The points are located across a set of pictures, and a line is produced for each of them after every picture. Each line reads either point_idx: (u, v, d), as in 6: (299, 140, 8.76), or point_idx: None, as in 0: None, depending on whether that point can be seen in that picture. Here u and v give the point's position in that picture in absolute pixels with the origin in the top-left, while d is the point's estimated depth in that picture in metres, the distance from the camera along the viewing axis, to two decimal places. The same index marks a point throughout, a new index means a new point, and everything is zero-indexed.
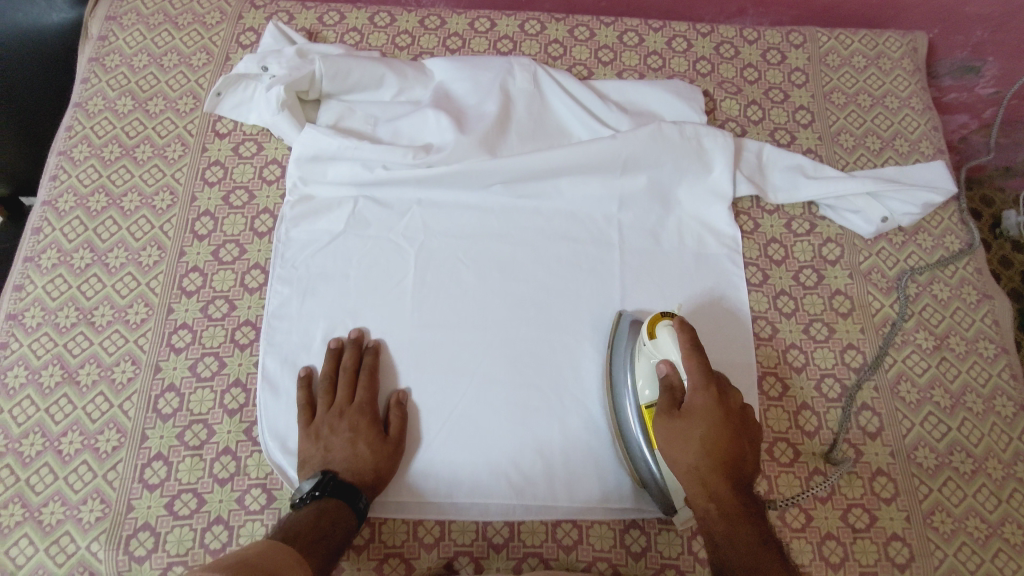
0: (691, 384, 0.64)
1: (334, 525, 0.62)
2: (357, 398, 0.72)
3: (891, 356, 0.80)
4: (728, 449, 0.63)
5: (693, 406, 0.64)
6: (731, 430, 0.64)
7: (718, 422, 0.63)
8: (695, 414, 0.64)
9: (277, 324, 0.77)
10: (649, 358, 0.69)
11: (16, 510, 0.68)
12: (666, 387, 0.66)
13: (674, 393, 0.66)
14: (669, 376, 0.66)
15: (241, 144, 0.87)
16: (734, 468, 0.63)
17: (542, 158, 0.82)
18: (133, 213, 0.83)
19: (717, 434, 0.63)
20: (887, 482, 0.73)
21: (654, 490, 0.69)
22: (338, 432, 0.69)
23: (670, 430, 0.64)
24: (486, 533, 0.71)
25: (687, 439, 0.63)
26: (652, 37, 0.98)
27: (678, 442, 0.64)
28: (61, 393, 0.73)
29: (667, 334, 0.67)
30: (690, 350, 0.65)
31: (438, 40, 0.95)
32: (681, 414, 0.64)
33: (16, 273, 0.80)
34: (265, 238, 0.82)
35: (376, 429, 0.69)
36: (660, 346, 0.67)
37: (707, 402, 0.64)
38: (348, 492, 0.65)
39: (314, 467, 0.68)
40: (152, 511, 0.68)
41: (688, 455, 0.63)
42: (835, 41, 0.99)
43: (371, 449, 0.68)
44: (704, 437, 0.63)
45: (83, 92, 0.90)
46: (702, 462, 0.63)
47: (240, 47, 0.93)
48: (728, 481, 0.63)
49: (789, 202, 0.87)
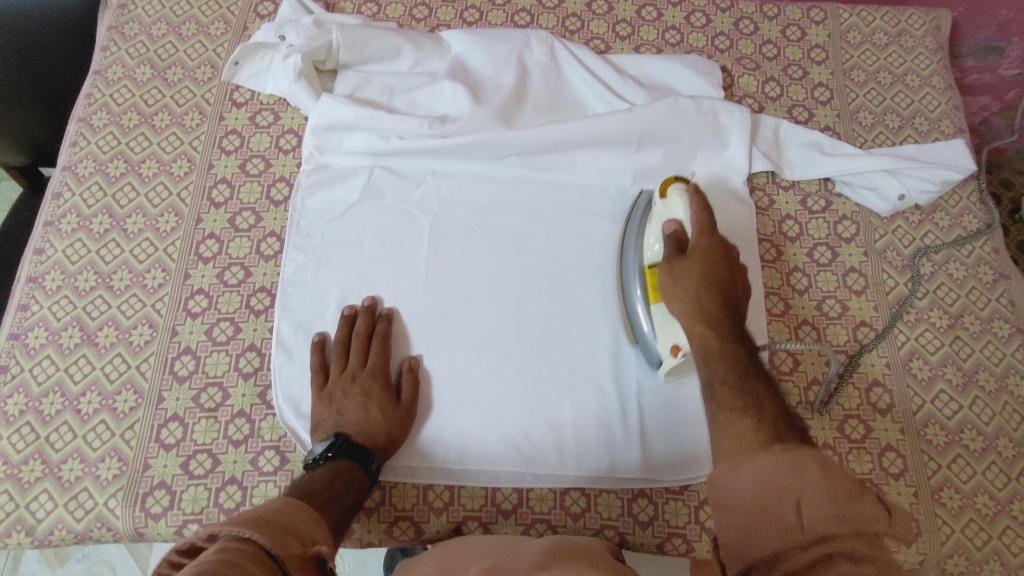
0: (694, 231, 0.66)
1: (348, 485, 0.63)
2: (369, 363, 0.72)
3: (905, 334, 0.79)
4: (726, 288, 0.63)
5: (695, 248, 0.65)
6: (728, 268, 0.64)
7: (717, 261, 0.64)
8: (698, 253, 0.65)
9: (292, 291, 0.77)
10: (659, 216, 0.73)
11: (36, 466, 0.70)
12: (670, 236, 0.68)
13: (679, 240, 0.67)
14: (674, 230, 0.68)
15: (258, 113, 0.87)
16: (730, 301, 0.63)
17: (557, 130, 0.82)
18: (151, 179, 0.83)
19: (716, 270, 0.64)
20: (896, 458, 0.73)
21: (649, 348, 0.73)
22: (350, 396, 0.70)
23: (675, 270, 0.65)
24: (495, 499, 0.72)
25: (683, 272, 0.64)
26: (671, 11, 0.97)
27: (680, 280, 0.64)
28: (80, 354, 0.74)
29: (677, 195, 0.70)
30: (697, 208, 0.67)
31: (455, 12, 0.95)
32: (684, 256, 0.65)
33: (36, 237, 0.81)
34: (280, 207, 0.83)
35: (387, 394, 0.70)
36: (670, 206, 0.71)
37: (708, 243, 0.65)
38: (361, 453, 0.66)
39: (327, 430, 0.69)
40: (168, 470, 0.70)
41: (690, 281, 0.63)
42: (857, 18, 0.98)
43: (382, 413, 0.69)
44: (703, 274, 0.63)
45: (103, 60, 0.90)
46: (702, 296, 0.62)
47: (258, 17, 0.93)
48: (725, 308, 0.62)
49: (805, 179, 0.87)
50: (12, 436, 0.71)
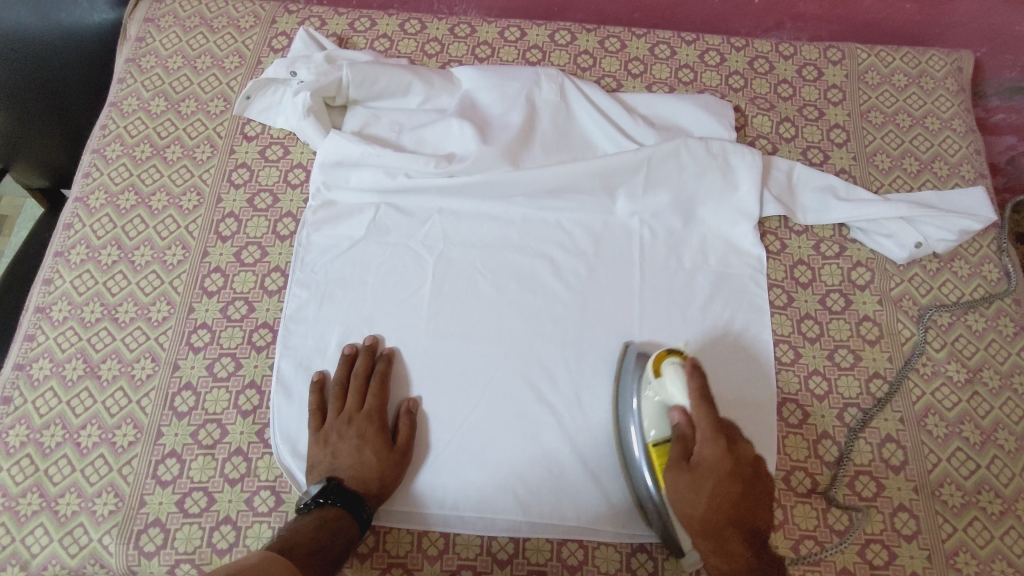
0: (700, 435, 0.64)
1: (333, 535, 0.62)
2: (366, 405, 0.72)
3: (919, 387, 0.77)
4: (738, 493, 0.63)
5: (702, 459, 0.64)
6: (741, 481, 0.63)
7: (726, 476, 0.63)
8: (705, 464, 0.64)
9: (293, 328, 0.77)
10: (658, 402, 0.68)
11: (34, 499, 0.70)
12: (676, 435, 0.65)
13: (686, 442, 0.65)
14: (682, 423, 0.65)
15: (268, 147, 0.88)
16: (748, 524, 0.63)
17: (564, 171, 0.81)
18: (160, 212, 0.84)
19: (727, 489, 0.63)
20: (909, 518, 0.70)
21: (661, 530, 0.68)
22: (346, 439, 0.69)
23: (679, 485, 0.64)
24: (490, 548, 0.70)
25: (696, 491, 0.63)
26: (684, 49, 0.96)
27: (688, 492, 0.63)
28: (83, 386, 0.75)
29: (674, 372, 0.67)
30: (698, 395, 0.65)
31: (467, 49, 0.95)
32: (690, 467, 0.64)
33: (46, 267, 0.82)
34: (286, 242, 0.83)
35: (383, 438, 0.69)
36: (666, 389, 0.67)
37: (717, 452, 0.63)
38: (352, 500, 0.65)
39: (321, 472, 0.68)
40: (163, 508, 0.69)
41: (697, 506, 0.63)
42: (876, 58, 0.96)
43: (377, 457, 0.68)
44: (713, 486, 0.63)
45: (119, 92, 0.92)
46: (712, 513, 0.63)
47: (272, 51, 0.94)
48: (740, 529, 0.62)
49: (819, 224, 0.85)
50: (12, 467, 0.71)
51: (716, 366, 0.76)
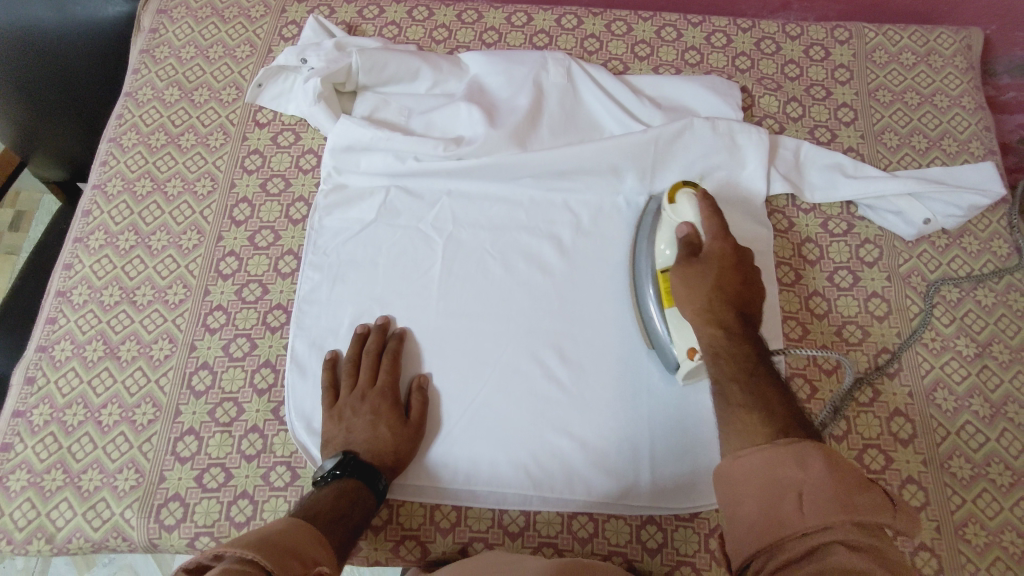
0: (709, 233, 0.69)
1: (352, 505, 0.64)
2: (379, 381, 0.73)
3: (928, 362, 0.77)
4: (738, 291, 0.66)
5: (709, 252, 0.68)
6: (740, 276, 0.67)
7: (730, 266, 0.67)
8: (713, 259, 0.67)
9: (307, 309, 0.79)
10: (670, 223, 0.74)
11: (58, 475, 0.72)
12: (682, 239, 0.70)
13: (692, 247, 0.69)
14: (686, 234, 0.70)
15: (280, 133, 0.90)
16: (740, 307, 0.66)
17: (571, 152, 0.82)
18: (176, 197, 0.86)
19: (730, 277, 0.66)
20: (918, 490, 0.71)
21: (664, 353, 0.74)
22: (360, 414, 0.71)
23: (686, 272, 0.68)
24: (502, 521, 0.71)
25: (697, 279, 0.67)
26: (691, 32, 0.96)
27: (691, 278, 0.67)
28: (103, 367, 0.77)
29: (687, 200, 0.72)
30: (708, 212, 0.70)
31: (475, 34, 0.96)
32: (693, 262, 0.68)
33: (66, 252, 0.84)
34: (298, 225, 0.84)
35: (396, 413, 0.71)
36: (679, 211, 0.72)
37: (723, 248, 0.68)
38: (368, 473, 0.66)
39: (336, 447, 0.70)
40: (182, 483, 0.71)
41: (703, 284, 0.66)
42: (883, 37, 0.96)
43: (390, 431, 0.70)
44: (714, 284, 0.66)
45: (134, 82, 0.94)
46: (713, 302, 0.65)
47: (283, 40, 0.96)
48: (737, 314, 0.65)
49: (827, 202, 0.85)
50: (36, 445, 0.73)
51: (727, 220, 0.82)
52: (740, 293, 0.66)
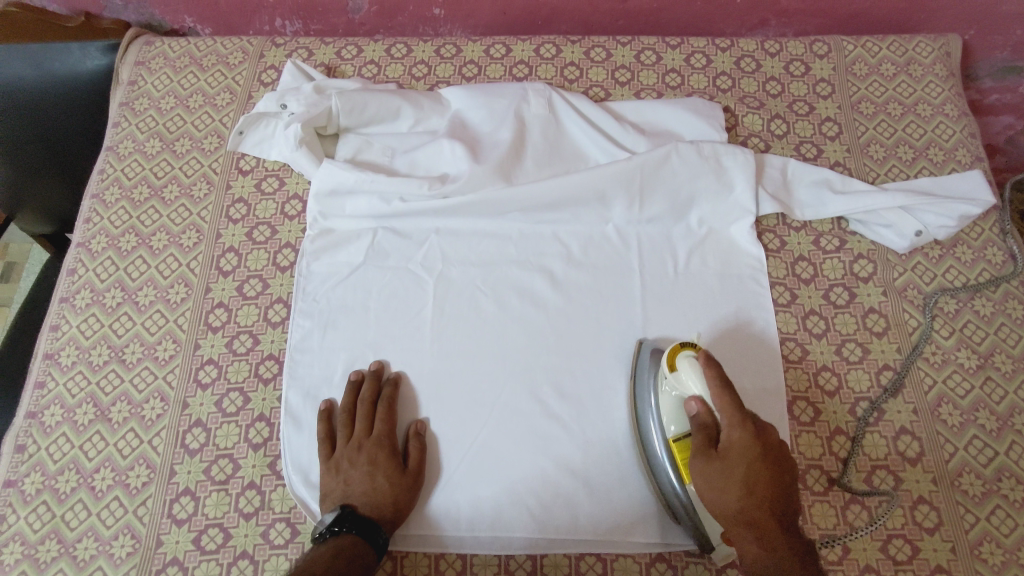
0: (727, 421, 0.62)
1: (349, 563, 0.62)
2: (375, 430, 0.72)
3: (931, 377, 0.76)
4: (772, 485, 0.61)
5: (731, 444, 0.62)
6: (770, 467, 0.61)
7: (756, 459, 0.61)
8: (734, 452, 0.62)
9: (299, 358, 0.78)
10: (674, 396, 0.67)
11: (52, 546, 0.70)
12: (698, 425, 0.64)
13: (708, 431, 0.63)
14: (699, 414, 0.64)
15: (264, 180, 0.89)
16: (778, 501, 0.61)
17: (557, 184, 0.81)
18: (161, 252, 0.85)
19: (757, 475, 0.61)
20: (930, 511, 0.69)
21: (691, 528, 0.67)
22: (357, 465, 0.70)
23: (705, 471, 0.62)
24: (508, 566, 0.69)
25: (726, 479, 0.61)
26: (670, 54, 0.96)
27: (717, 485, 0.62)
28: (94, 430, 0.75)
29: (689, 365, 0.66)
30: (717, 386, 0.63)
31: (455, 69, 0.96)
32: (717, 455, 0.62)
33: (52, 313, 0.83)
34: (287, 273, 0.83)
35: (394, 463, 0.70)
36: (683, 380, 0.66)
37: (744, 437, 0.61)
38: (367, 527, 0.65)
39: (335, 500, 0.68)
40: (180, 546, 0.69)
41: (730, 493, 0.61)
42: (862, 49, 0.96)
43: (389, 482, 0.68)
44: (744, 479, 0.61)
45: (115, 136, 0.93)
46: (746, 505, 0.60)
47: (262, 85, 0.95)
48: (774, 511, 0.60)
49: (817, 218, 0.85)
50: (28, 515, 0.72)
51: (737, 357, 0.77)
52: (775, 482, 0.61)
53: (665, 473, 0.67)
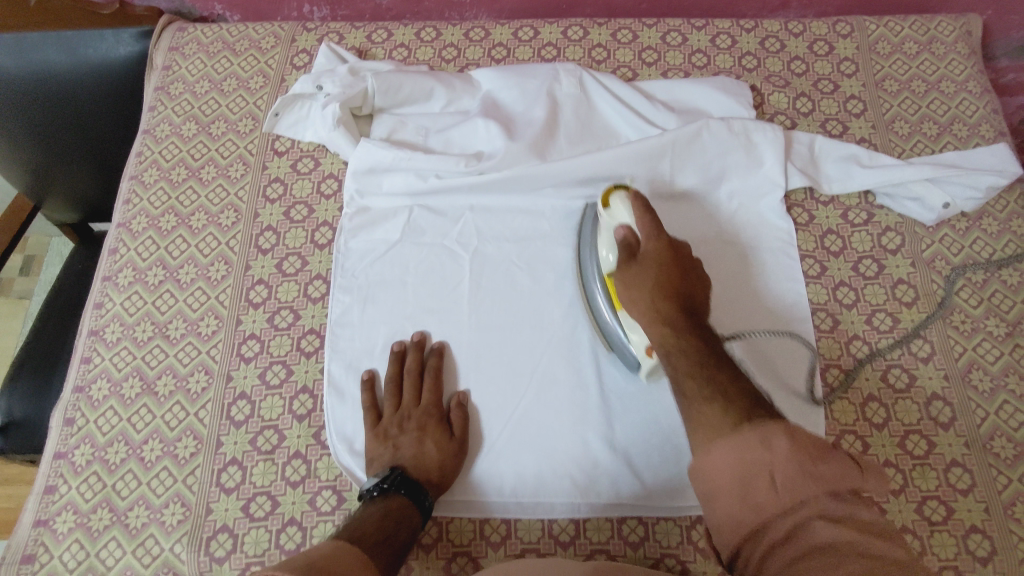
0: (645, 234, 0.69)
1: (397, 524, 0.63)
2: (423, 399, 0.74)
3: (960, 345, 0.77)
4: (680, 285, 0.66)
5: (647, 253, 0.68)
6: (680, 271, 0.67)
7: (669, 264, 0.67)
8: (649, 259, 0.68)
9: (340, 332, 0.79)
10: (609, 227, 0.74)
11: (104, 515, 0.71)
12: (622, 244, 0.70)
13: (630, 249, 0.69)
14: (622, 237, 0.70)
15: (299, 160, 0.90)
16: (686, 304, 0.65)
17: (591, 160, 0.82)
18: (201, 230, 0.87)
19: (668, 276, 0.66)
20: (963, 473, 0.71)
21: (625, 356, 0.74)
22: (406, 431, 0.72)
23: (626, 277, 0.68)
24: (552, 530, 0.71)
25: (638, 282, 0.67)
26: (695, 35, 0.98)
27: (635, 281, 0.67)
28: (141, 403, 0.77)
29: (621, 201, 0.73)
30: (640, 211, 0.70)
31: (484, 51, 0.97)
32: (635, 262, 0.68)
33: (96, 291, 0.85)
34: (325, 250, 0.85)
35: (441, 429, 0.71)
36: (615, 214, 0.73)
37: (659, 248, 0.68)
38: (414, 489, 0.66)
39: (382, 464, 0.70)
40: (229, 514, 0.71)
41: (645, 284, 0.66)
42: (885, 28, 0.98)
43: (437, 448, 0.70)
44: (654, 283, 0.66)
45: (151, 119, 0.95)
46: (655, 301, 0.65)
47: (295, 69, 0.97)
48: (683, 313, 0.64)
49: (845, 192, 0.86)
50: (80, 485, 0.73)
51: (676, 211, 0.84)
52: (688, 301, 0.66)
53: (604, 316, 0.75)
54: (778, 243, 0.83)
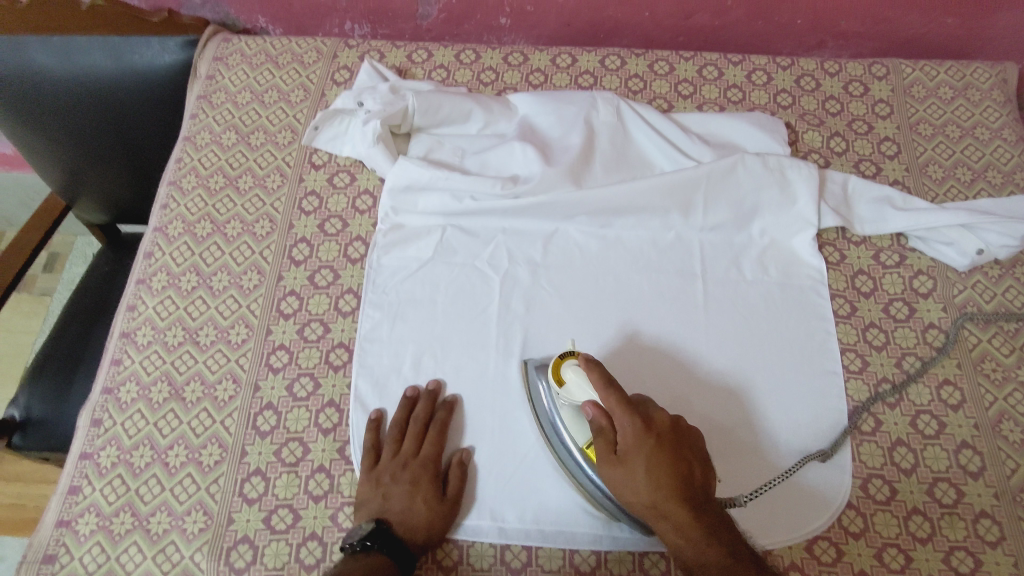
0: (617, 417, 0.64)
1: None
2: (422, 452, 0.72)
3: (991, 393, 0.77)
4: (674, 470, 0.62)
5: (625, 445, 0.64)
6: (666, 442, 0.64)
7: (652, 448, 0.63)
8: (631, 451, 0.63)
9: (368, 347, 0.80)
10: (570, 406, 0.69)
11: (127, 518, 0.72)
12: (596, 429, 0.66)
13: (606, 434, 0.65)
14: (595, 418, 0.66)
15: (335, 175, 0.92)
16: (685, 488, 0.62)
17: (629, 191, 0.83)
18: (235, 239, 0.88)
19: (659, 460, 0.62)
20: (992, 525, 0.70)
21: (626, 519, 0.68)
22: (399, 482, 0.70)
23: (613, 477, 0.64)
24: (573, 560, 0.70)
25: (631, 484, 0.63)
26: (732, 70, 0.99)
27: (626, 484, 0.63)
28: (168, 408, 0.77)
29: (575, 375, 0.67)
30: (600, 383, 0.65)
31: (522, 76, 0.99)
32: (620, 461, 0.64)
33: (129, 294, 0.86)
34: (357, 264, 0.85)
35: (435, 487, 0.70)
36: (570, 390, 0.67)
37: (636, 426, 0.63)
38: (396, 547, 0.65)
39: (369, 512, 0.69)
40: (251, 525, 0.71)
41: (639, 481, 0.62)
42: (921, 72, 0.98)
43: (427, 506, 0.68)
44: (647, 469, 0.62)
45: (192, 127, 0.97)
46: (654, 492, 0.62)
47: (335, 84, 0.99)
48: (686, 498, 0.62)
49: (877, 234, 0.86)
50: (104, 487, 0.73)
51: (646, 368, 0.77)
52: (677, 472, 0.62)
53: (589, 481, 0.69)
54: (806, 280, 0.83)
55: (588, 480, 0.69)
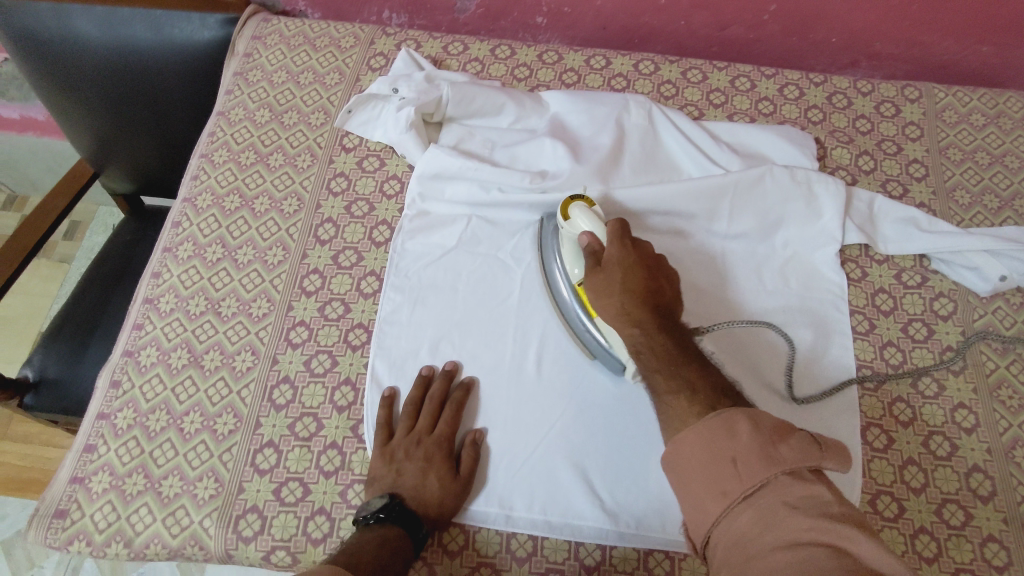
0: (608, 241, 0.73)
1: (394, 555, 0.62)
2: (437, 429, 0.73)
3: (1005, 419, 0.77)
4: (644, 286, 0.70)
5: (610, 257, 0.72)
6: (646, 272, 0.71)
7: (633, 266, 0.71)
8: (612, 264, 0.71)
9: (387, 330, 0.80)
10: (571, 238, 0.77)
11: (139, 480, 0.72)
12: (590, 252, 0.73)
13: (596, 254, 0.73)
14: (590, 245, 0.73)
15: (365, 158, 0.93)
16: (654, 303, 0.69)
17: (660, 192, 0.83)
18: (263, 214, 0.89)
19: (633, 280, 0.70)
20: (1000, 549, 0.70)
21: (603, 357, 0.76)
22: (412, 458, 0.71)
23: (596, 285, 0.72)
24: (578, 554, 0.70)
25: (608, 286, 0.71)
26: (764, 83, 0.99)
27: (602, 292, 0.71)
28: (186, 375, 0.78)
29: (579, 212, 0.75)
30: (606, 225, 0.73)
31: (555, 74, 0.99)
32: (600, 269, 0.72)
33: (155, 261, 0.87)
34: (381, 248, 0.86)
35: (448, 465, 0.70)
36: (575, 225, 0.75)
37: (621, 253, 0.71)
38: (409, 520, 0.66)
39: (382, 486, 0.70)
40: (261, 495, 0.71)
41: (613, 283, 0.70)
42: (953, 98, 0.99)
43: (439, 483, 0.69)
44: (621, 283, 0.70)
45: (227, 102, 0.98)
46: (627, 303, 0.69)
47: (370, 70, 1.00)
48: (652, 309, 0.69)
49: (900, 254, 0.87)
50: (119, 448, 0.74)
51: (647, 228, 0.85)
52: (647, 284, 0.70)
53: (576, 315, 0.77)
54: (827, 295, 0.83)
55: (575, 313, 0.77)
